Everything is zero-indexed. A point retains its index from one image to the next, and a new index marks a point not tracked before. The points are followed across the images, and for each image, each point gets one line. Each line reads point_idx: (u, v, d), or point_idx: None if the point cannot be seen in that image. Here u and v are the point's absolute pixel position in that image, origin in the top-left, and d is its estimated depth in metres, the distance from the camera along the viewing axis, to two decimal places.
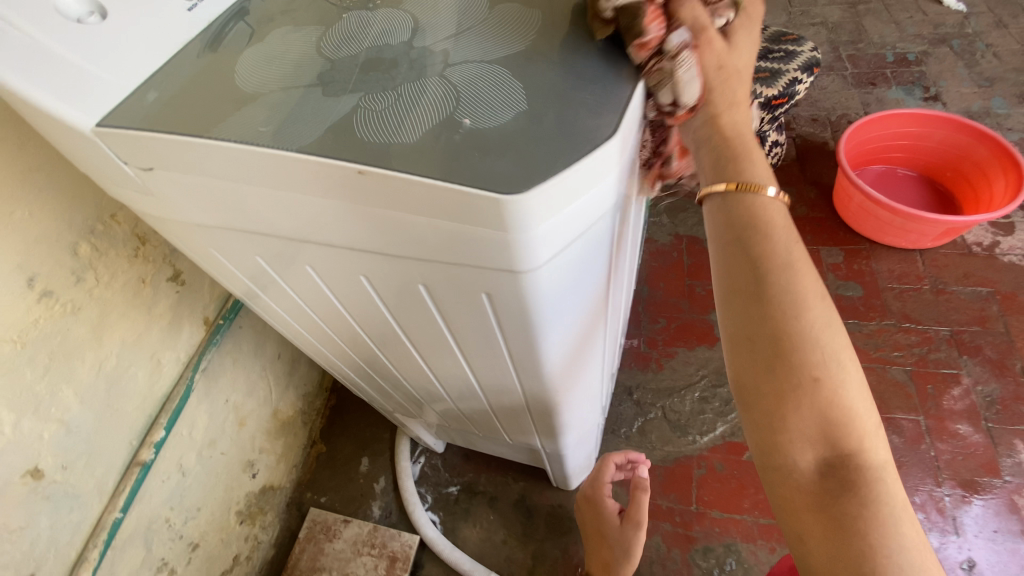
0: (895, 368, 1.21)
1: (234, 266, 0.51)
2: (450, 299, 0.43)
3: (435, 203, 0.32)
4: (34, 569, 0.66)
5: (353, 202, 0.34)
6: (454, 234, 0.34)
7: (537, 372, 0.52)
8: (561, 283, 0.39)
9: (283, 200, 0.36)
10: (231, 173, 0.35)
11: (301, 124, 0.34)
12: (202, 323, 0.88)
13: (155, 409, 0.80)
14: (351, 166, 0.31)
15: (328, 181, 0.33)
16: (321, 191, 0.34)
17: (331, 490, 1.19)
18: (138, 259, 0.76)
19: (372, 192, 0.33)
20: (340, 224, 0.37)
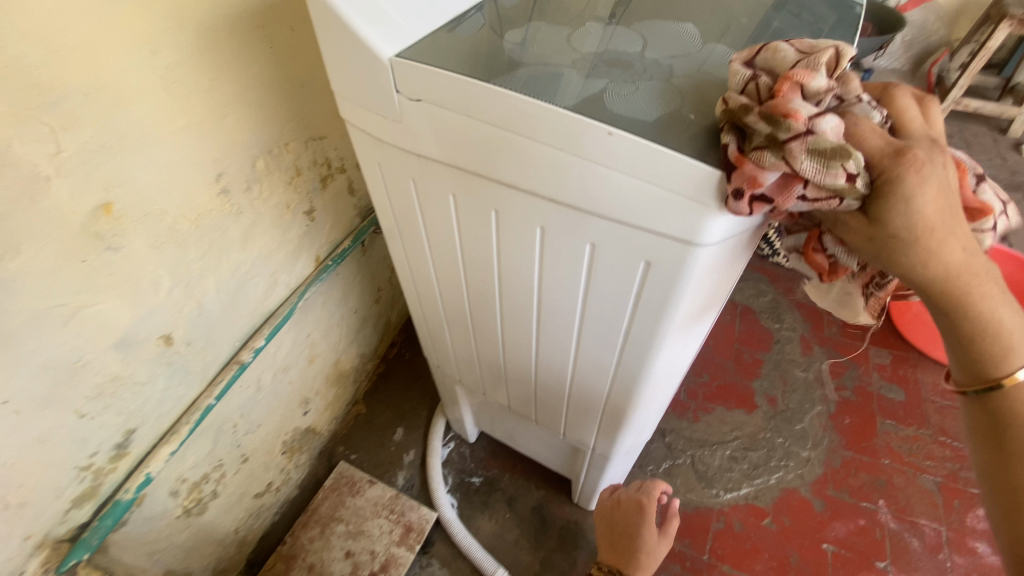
0: (925, 476, 1.21)
1: (415, 201, 0.60)
2: (611, 262, 0.51)
3: (648, 167, 0.41)
4: (137, 424, 0.70)
5: (592, 158, 0.43)
6: (650, 195, 0.43)
7: (650, 350, 0.59)
8: (711, 265, 0.48)
9: (516, 150, 0.46)
10: (483, 111, 0.45)
11: (560, 92, 0.45)
12: (314, 259, 0.98)
13: (261, 319, 0.88)
14: (606, 127, 0.41)
15: (580, 136, 0.42)
16: (562, 143, 0.43)
17: (362, 449, 1.24)
18: (290, 186, 0.86)
19: (614, 153, 0.42)
20: (556, 176, 0.46)
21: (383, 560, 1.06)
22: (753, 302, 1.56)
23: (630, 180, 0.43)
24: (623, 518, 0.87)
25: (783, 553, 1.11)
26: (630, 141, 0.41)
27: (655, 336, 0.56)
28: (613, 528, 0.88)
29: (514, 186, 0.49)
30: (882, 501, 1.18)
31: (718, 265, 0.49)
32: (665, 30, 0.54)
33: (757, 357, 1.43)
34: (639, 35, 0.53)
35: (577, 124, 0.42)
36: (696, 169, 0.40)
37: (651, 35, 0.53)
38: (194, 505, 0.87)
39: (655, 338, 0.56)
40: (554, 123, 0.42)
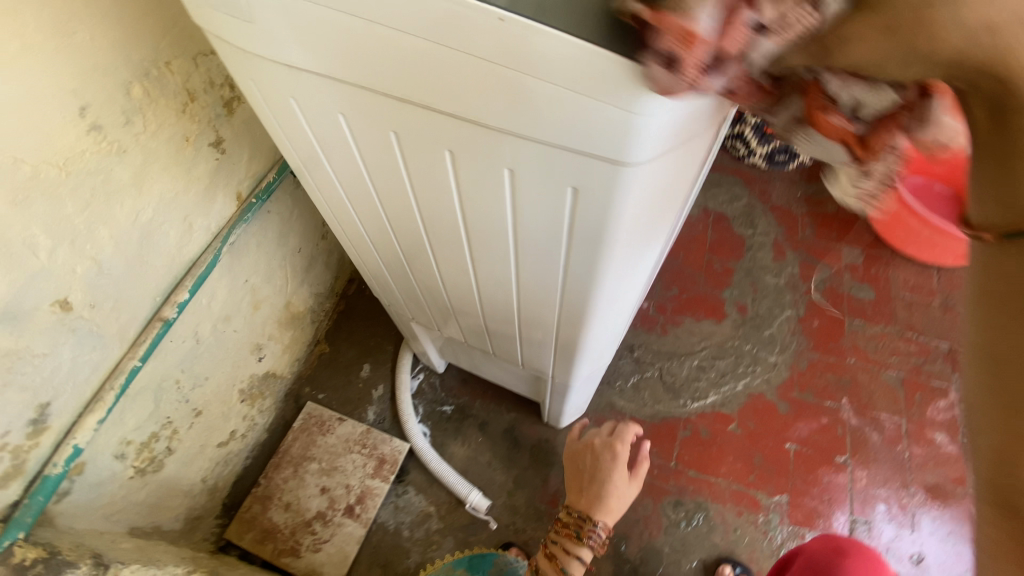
0: (888, 372, 1.24)
1: (304, 124, 0.50)
2: (535, 189, 0.43)
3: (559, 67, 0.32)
4: (51, 398, 0.65)
5: (487, 56, 0.33)
6: (564, 103, 0.34)
7: (592, 286, 0.53)
8: (650, 188, 0.41)
9: (396, 52, 0.36)
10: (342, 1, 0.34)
11: None
12: (235, 197, 0.88)
13: (182, 270, 0.80)
14: (495, 12, 0.30)
15: (467, 28, 0.32)
16: (448, 39, 0.33)
17: (329, 388, 1.22)
18: (185, 114, 0.74)
19: (515, 46, 0.32)
20: (451, 82, 0.36)
21: (359, 492, 1.08)
22: (726, 208, 1.49)
23: (542, 84, 0.33)
24: (592, 462, 0.86)
25: (747, 455, 1.14)
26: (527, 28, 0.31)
27: (595, 272, 0.50)
28: (573, 466, 0.89)
29: (407, 100, 0.40)
30: (845, 398, 1.21)
31: (659, 184, 0.41)
32: None
33: (729, 266, 1.39)
34: None
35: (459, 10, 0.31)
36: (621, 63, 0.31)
37: None
38: (148, 464, 0.85)
39: (595, 274, 0.51)
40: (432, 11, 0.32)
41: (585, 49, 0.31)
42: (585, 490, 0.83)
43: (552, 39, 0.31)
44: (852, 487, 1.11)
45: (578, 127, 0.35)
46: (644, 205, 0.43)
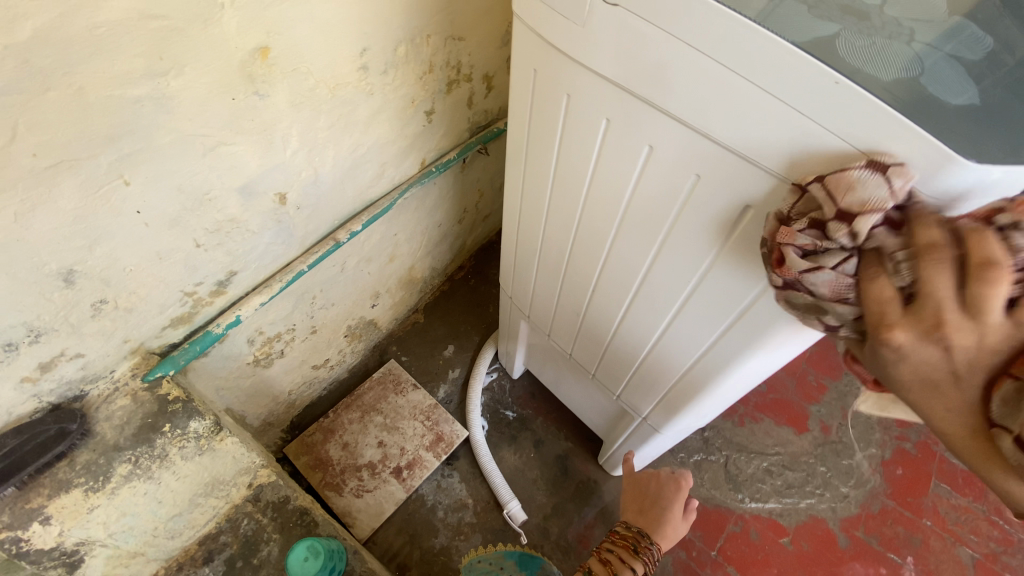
0: (963, 547, 1.15)
1: (561, 117, 0.58)
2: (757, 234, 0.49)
3: (863, 129, 0.37)
4: (239, 268, 0.74)
5: (799, 108, 0.39)
6: (845, 161, 0.39)
7: (760, 340, 0.57)
8: None
9: (709, 85, 0.42)
10: (693, 32, 0.41)
11: (788, 23, 0.40)
12: (420, 161, 0.98)
13: (361, 206, 0.90)
14: (833, 75, 0.37)
15: (798, 82, 0.38)
16: (769, 83, 0.39)
17: (413, 354, 1.29)
18: (420, 81, 0.85)
19: (832, 106, 0.38)
20: (744, 118, 0.42)
21: (410, 458, 1.12)
22: None
23: (834, 141, 0.39)
24: (655, 488, 0.86)
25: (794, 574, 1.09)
26: (854, 94, 0.37)
27: (773, 327, 0.54)
28: (636, 489, 0.88)
29: (685, 122, 0.46)
30: (910, 557, 1.14)
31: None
32: None
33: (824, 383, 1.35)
34: None
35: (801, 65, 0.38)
36: (924, 144, 0.36)
37: None
38: (263, 358, 0.94)
39: (770, 328, 0.55)
40: (774, 60, 0.38)
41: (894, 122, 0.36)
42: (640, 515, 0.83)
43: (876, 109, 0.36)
44: None
45: None
46: None
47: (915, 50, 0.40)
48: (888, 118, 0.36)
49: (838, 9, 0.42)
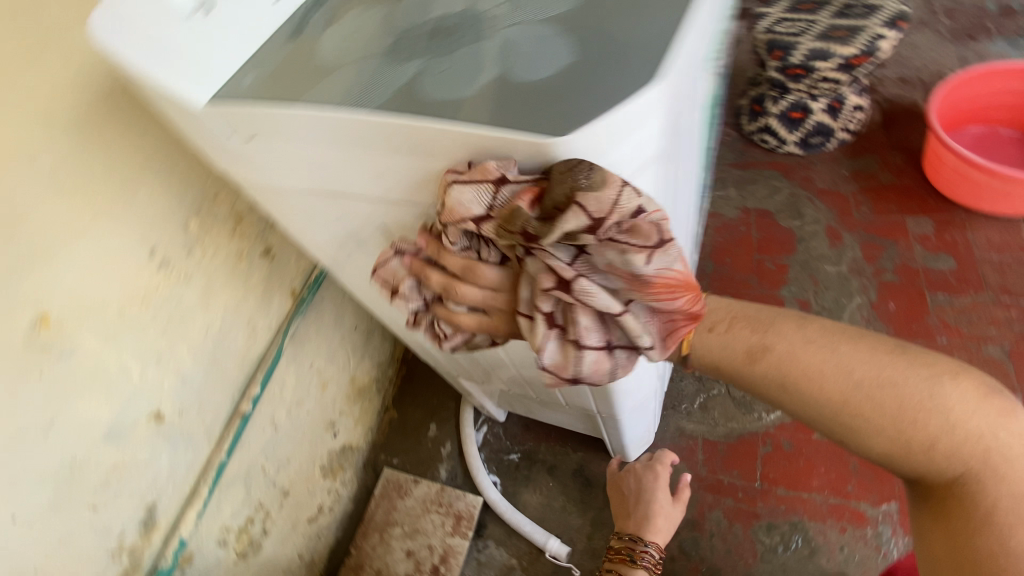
0: (989, 346, 1.13)
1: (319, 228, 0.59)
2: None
3: (469, 148, 0.36)
4: (157, 498, 0.75)
5: (422, 153, 0.38)
6: (486, 177, 0.38)
7: None
8: None
9: (358, 165, 0.42)
10: (309, 134, 0.41)
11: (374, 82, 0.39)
12: (289, 294, 0.98)
13: (252, 368, 0.91)
14: (413, 119, 0.36)
15: (399, 137, 0.38)
16: (385, 145, 0.39)
17: (402, 452, 1.28)
18: (236, 235, 0.85)
19: (433, 141, 0.37)
20: (403, 175, 0.42)
21: (442, 552, 1.11)
22: (767, 204, 1.43)
23: (469, 168, 0.38)
24: (634, 484, 0.85)
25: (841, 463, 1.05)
26: (438, 128, 0.36)
27: None
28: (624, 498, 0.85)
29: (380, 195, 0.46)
30: None
31: None
32: None
33: (781, 264, 1.32)
34: None
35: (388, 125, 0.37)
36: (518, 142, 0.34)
37: None
38: (248, 547, 0.94)
39: None
40: (371, 133, 0.38)
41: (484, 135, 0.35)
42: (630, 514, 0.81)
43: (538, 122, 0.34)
44: None
45: None
46: None
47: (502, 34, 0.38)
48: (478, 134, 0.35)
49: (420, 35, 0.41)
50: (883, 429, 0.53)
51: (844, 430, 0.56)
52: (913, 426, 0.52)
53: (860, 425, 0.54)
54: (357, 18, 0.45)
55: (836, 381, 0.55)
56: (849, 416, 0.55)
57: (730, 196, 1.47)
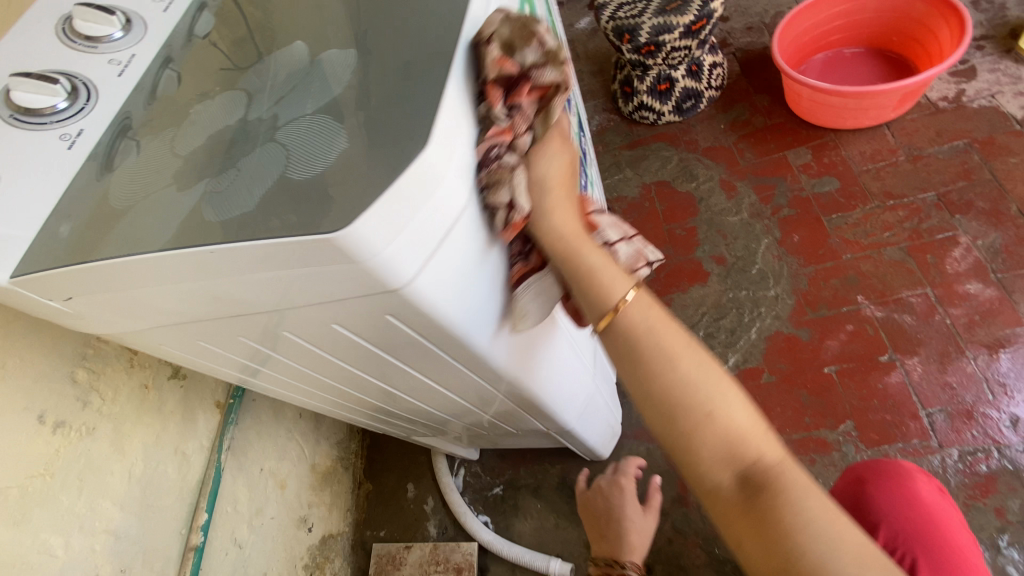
0: (889, 249, 1.18)
1: (194, 355, 0.58)
2: (420, 324, 0.45)
3: (269, 259, 0.36)
4: None
5: (230, 274, 0.38)
6: (301, 278, 0.37)
7: (490, 362, 0.56)
8: (447, 289, 0.42)
9: (184, 297, 0.42)
10: (121, 283, 0.41)
11: (163, 218, 0.40)
12: (214, 407, 0.95)
13: (194, 495, 0.88)
14: (206, 248, 0.36)
15: (204, 266, 0.38)
16: (195, 275, 0.39)
17: (387, 522, 1.25)
18: (135, 368, 0.81)
19: (234, 261, 0.37)
20: (229, 297, 0.41)
21: None
22: (663, 174, 1.49)
23: (280, 276, 0.38)
24: (604, 502, 0.88)
25: (793, 399, 1.08)
26: (233, 249, 0.36)
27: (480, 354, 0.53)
28: (599, 519, 0.88)
29: (220, 318, 0.45)
30: (861, 296, 1.14)
31: (468, 269, 0.44)
32: (273, 64, 0.48)
33: (690, 227, 1.37)
34: (244, 90, 0.48)
35: (188, 258, 0.37)
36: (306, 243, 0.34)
37: (261, 79, 0.48)
38: None
39: (479, 356, 0.54)
40: (176, 268, 0.38)
41: (273, 245, 0.35)
42: (605, 532, 0.85)
43: (325, 219, 0.34)
44: (911, 382, 1.04)
45: (322, 290, 0.39)
46: (455, 295, 0.44)
47: (278, 139, 0.40)
48: (268, 247, 0.35)
49: (203, 159, 0.43)
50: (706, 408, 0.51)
51: (666, 410, 0.52)
52: (731, 419, 0.51)
53: (682, 415, 0.51)
54: (148, 148, 0.46)
55: (672, 360, 0.52)
56: (669, 404, 0.52)
57: (628, 176, 1.52)
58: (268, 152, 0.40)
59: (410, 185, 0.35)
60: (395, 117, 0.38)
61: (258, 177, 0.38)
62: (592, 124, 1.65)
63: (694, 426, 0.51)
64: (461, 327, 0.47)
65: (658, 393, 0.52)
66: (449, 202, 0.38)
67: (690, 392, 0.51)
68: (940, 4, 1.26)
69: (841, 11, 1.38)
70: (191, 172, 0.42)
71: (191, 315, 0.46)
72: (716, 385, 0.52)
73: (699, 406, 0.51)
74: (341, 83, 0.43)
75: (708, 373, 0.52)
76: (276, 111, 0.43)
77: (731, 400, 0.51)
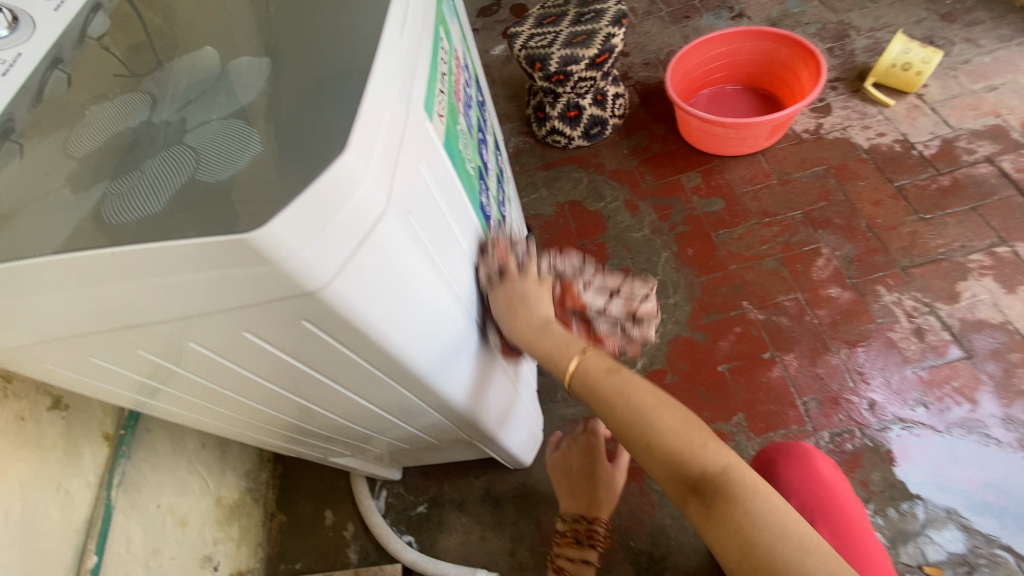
0: (767, 260, 1.34)
1: (84, 375, 0.54)
2: (335, 328, 0.46)
3: (175, 261, 0.36)
4: None
5: (131, 279, 0.37)
6: (212, 281, 0.37)
7: (410, 367, 0.57)
8: (365, 291, 0.43)
9: (77, 306, 0.40)
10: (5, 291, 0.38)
11: (55, 223, 0.38)
12: (102, 440, 0.87)
13: (81, 537, 0.80)
14: (106, 251, 0.35)
15: (101, 271, 0.36)
16: (91, 281, 0.37)
17: (303, 553, 1.18)
18: (8, 398, 0.72)
19: (137, 265, 0.36)
20: (129, 304, 0.40)
21: None
22: (575, 194, 1.59)
23: (189, 279, 0.37)
24: None
25: (693, 395, 1.19)
26: (137, 250, 0.35)
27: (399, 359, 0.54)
28: None
29: (116, 329, 0.43)
30: (745, 301, 1.29)
31: (387, 273, 0.45)
32: (180, 71, 0.48)
33: (600, 243, 1.47)
34: (147, 95, 0.47)
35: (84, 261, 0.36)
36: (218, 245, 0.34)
37: (168, 85, 0.47)
38: None
39: (399, 361, 0.55)
40: (70, 273, 0.37)
41: (181, 247, 0.35)
42: None
43: (238, 220, 0.35)
44: (789, 375, 1.18)
45: (233, 295, 0.39)
46: (373, 298, 0.45)
47: (187, 143, 0.40)
48: (176, 249, 0.35)
49: (101, 162, 0.41)
50: (642, 416, 0.62)
51: (623, 430, 0.64)
52: (663, 424, 0.61)
53: (621, 418, 0.64)
54: (35, 152, 0.44)
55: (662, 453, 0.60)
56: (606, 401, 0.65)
57: (543, 196, 1.61)
58: (177, 156, 0.40)
59: (330, 186, 0.35)
60: (311, 124, 0.39)
61: (165, 180, 0.38)
62: (508, 146, 1.74)
63: (630, 429, 0.63)
64: (379, 331, 0.48)
65: (621, 424, 0.64)
66: (370, 206, 0.39)
67: (630, 403, 0.63)
68: (801, 50, 1.45)
69: (721, 52, 1.57)
70: (87, 176, 0.40)
71: (84, 327, 0.43)
72: (651, 398, 0.63)
73: (638, 412, 0.63)
74: (256, 90, 0.44)
75: (643, 390, 0.64)
76: (185, 116, 0.43)
77: (662, 409, 0.62)
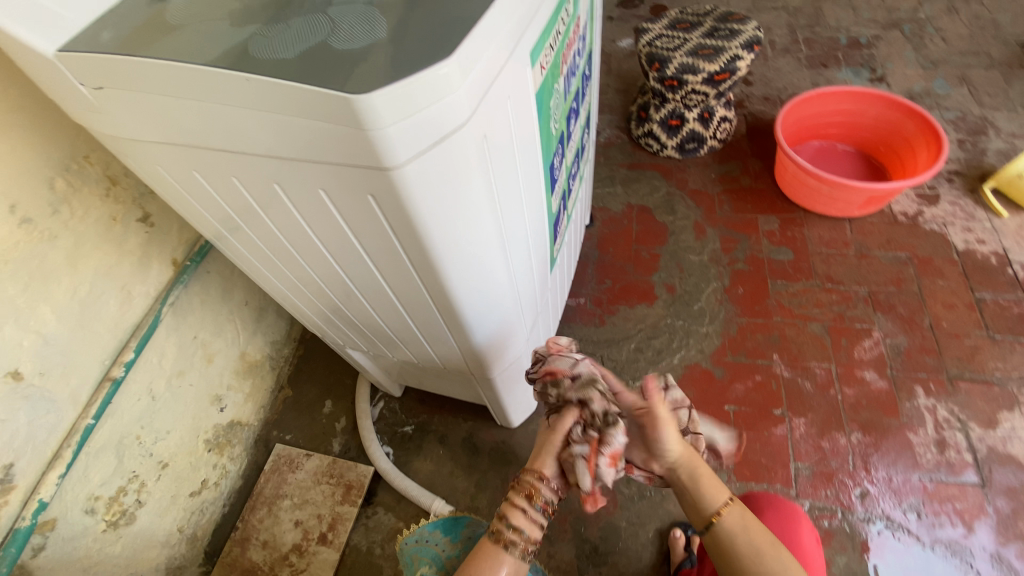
0: (814, 323, 1.31)
1: (182, 188, 0.63)
2: (393, 212, 0.52)
3: (289, 100, 0.42)
4: (13, 459, 0.74)
5: (251, 107, 0.44)
6: (313, 129, 0.43)
7: (441, 277, 0.62)
8: (427, 186, 0.49)
9: (201, 119, 0.47)
10: (152, 87, 0.46)
11: (207, 43, 0.45)
12: (170, 263, 0.98)
13: (126, 334, 0.91)
14: (240, 74, 0.42)
15: (230, 90, 0.43)
16: (220, 99, 0.44)
17: (295, 428, 1.29)
18: (109, 198, 0.84)
19: (259, 94, 0.42)
20: (242, 130, 0.47)
21: (330, 520, 1.15)
22: (648, 200, 1.59)
23: (295, 121, 0.43)
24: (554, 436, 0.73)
25: None
26: (265, 82, 0.41)
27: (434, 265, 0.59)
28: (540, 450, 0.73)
29: (224, 150, 0.50)
30: (776, 354, 1.27)
31: (450, 178, 0.50)
32: None
33: (656, 253, 1.48)
34: None
35: (220, 78, 0.42)
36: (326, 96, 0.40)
37: None
38: (120, 517, 0.93)
39: (433, 267, 0.60)
40: (206, 85, 0.43)
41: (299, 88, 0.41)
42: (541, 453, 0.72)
43: (349, 83, 0.40)
44: (792, 437, 1.17)
45: (325, 148, 0.45)
46: (431, 196, 0.50)
47: (328, 12, 0.46)
48: (293, 89, 0.41)
49: (256, 10, 0.48)
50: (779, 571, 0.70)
51: None
52: None
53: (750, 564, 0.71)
54: None
55: None
56: (736, 546, 0.73)
57: (617, 192, 1.62)
58: (316, 20, 0.46)
59: (429, 78, 0.41)
60: (431, 26, 0.44)
61: (303, 36, 0.44)
62: (601, 136, 1.76)
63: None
64: (427, 230, 0.54)
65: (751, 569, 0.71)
66: (455, 112, 0.45)
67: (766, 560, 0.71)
68: (927, 131, 1.38)
69: (845, 108, 1.52)
70: (242, 17, 0.47)
71: (201, 141, 0.51)
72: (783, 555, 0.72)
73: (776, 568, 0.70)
74: None
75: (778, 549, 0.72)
76: None
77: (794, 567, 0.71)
